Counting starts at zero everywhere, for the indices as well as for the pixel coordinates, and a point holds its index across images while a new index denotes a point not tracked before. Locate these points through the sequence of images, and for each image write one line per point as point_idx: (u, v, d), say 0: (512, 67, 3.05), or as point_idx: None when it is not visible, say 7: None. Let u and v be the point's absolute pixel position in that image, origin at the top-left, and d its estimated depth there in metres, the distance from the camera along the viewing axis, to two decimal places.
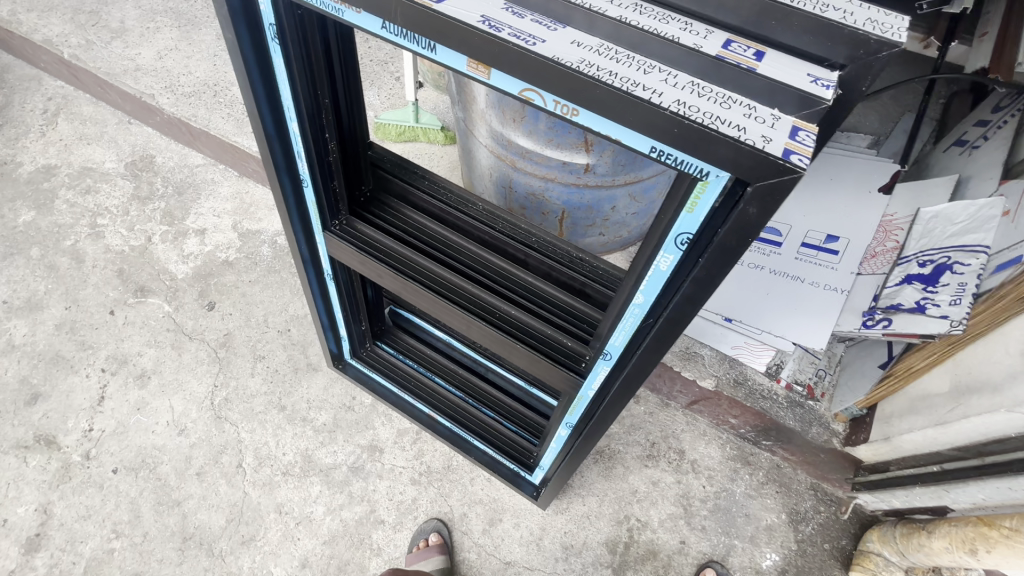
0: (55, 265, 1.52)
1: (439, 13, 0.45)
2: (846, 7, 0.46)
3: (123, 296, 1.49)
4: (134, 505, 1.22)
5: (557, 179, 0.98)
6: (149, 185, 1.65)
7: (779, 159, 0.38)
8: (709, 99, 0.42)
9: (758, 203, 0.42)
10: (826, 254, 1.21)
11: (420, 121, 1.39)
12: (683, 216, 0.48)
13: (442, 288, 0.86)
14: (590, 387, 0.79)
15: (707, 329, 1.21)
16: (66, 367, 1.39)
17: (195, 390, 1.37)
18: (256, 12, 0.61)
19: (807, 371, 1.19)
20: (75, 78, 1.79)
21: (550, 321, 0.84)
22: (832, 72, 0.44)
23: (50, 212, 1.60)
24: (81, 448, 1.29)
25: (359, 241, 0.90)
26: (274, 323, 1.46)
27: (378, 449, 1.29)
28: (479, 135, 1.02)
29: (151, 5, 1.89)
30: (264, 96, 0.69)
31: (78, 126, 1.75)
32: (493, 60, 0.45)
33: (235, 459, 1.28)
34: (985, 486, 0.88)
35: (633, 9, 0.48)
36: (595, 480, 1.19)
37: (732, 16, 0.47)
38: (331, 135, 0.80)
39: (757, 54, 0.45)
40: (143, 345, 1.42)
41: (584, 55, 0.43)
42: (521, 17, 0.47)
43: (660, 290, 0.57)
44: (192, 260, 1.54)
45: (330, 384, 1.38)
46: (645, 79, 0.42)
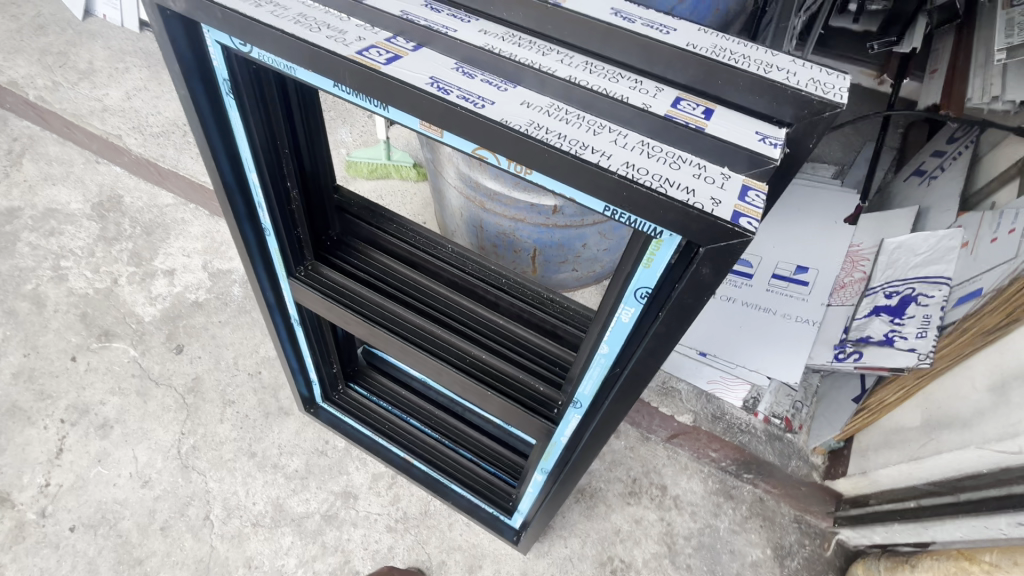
0: (15, 310, 1.47)
1: (387, 75, 0.45)
2: (789, 67, 0.47)
3: (86, 341, 1.44)
4: (92, 566, 1.16)
5: (527, 220, 0.98)
6: (116, 225, 1.62)
7: (729, 223, 0.38)
8: (659, 160, 0.42)
9: (712, 263, 0.41)
10: (797, 286, 1.23)
11: (392, 158, 1.39)
12: (641, 271, 0.47)
13: (410, 333, 0.84)
14: (563, 434, 0.77)
15: (682, 364, 1.20)
16: (23, 419, 1.32)
17: (161, 439, 1.31)
18: (210, 68, 0.60)
19: (784, 403, 1.19)
20: (41, 118, 1.76)
21: (522, 365, 0.82)
22: (779, 130, 0.45)
23: (12, 255, 1.55)
24: (36, 506, 1.22)
25: (325, 287, 0.88)
26: (244, 365, 1.42)
27: (353, 495, 1.25)
28: (447, 176, 1.02)
29: (122, 45, 1.90)
30: (221, 150, 0.68)
31: (44, 167, 1.71)
32: (443, 121, 0.45)
33: (202, 511, 1.22)
34: (960, 523, 0.87)
35: (583, 67, 0.48)
36: (577, 520, 1.16)
37: (681, 75, 0.47)
38: (293, 183, 0.79)
39: (705, 112, 0.45)
40: (106, 393, 1.37)
41: (533, 117, 0.43)
42: (471, 77, 0.47)
43: (624, 341, 0.56)
44: (160, 302, 1.50)
45: (302, 428, 1.33)
46: (594, 140, 0.42)
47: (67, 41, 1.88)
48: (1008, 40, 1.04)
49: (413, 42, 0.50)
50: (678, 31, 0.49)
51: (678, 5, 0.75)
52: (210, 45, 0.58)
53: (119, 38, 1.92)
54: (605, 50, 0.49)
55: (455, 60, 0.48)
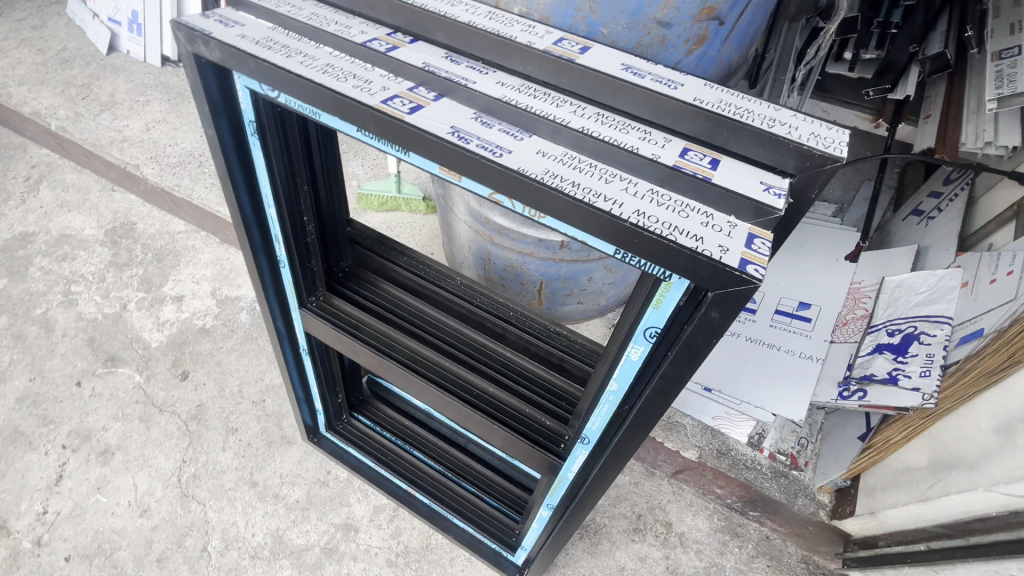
0: (23, 334, 1.48)
1: (409, 124, 0.48)
2: (791, 122, 0.50)
3: (92, 366, 1.44)
4: None
5: (534, 254, 1.00)
6: (128, 251, 1.65)
7: (737, 270, 0.40)
8: (668, 209, 0.44)
9: (721, 306, 0.43)
10: (799, 322, 1.24)
11: (402, 191, 1.42)
12: (650, 311, 0.49)
13: (419, 365, 0.85)
14: (570, 469, 0.77)
15: (688, 400, 1.21)
16: (24, 444, 1.32)
17: (162, 466, 1.30)
18: (237, 110, 0.63)
19: (789, 440, 1.20)
20: (61, 147, 1.82)
21: (529, 398, 0.83)
22: (783, 180, 0.47)
23: (23, 279, 1.57)
24: (33, 534, 1.21)
25: (336, 318, 0.89)
26: (248, 393, 1.42)
27: (353, 528, 1.23)
28: (457, 211, 1.04)
29: (144, 79, 1.97)
30: (242, 185, 0.71)
31: (61, 193, 1.75)
32: (462, 167, 0.47)
33: (200, 542, 1.21)
34: (972, 567, 0.85)
35: (595, 118, 0.50)
36: (580, 558, 1.13)
37: (689, 127, 0.50)
38: (309, 219, 0.81)
39: (712, 162, 0.48)
40: (109, 419, 1.37)
41: (548, 166, 0.46)
42: (489, 127, 0.49)
43: (633, 378, 0.57)
44: (168, 327, 1.52)
45: (304, 458, 1.32)
46: (606, 189, 0.45)
47: (91, 75, 1.96)
48: (998, 91, 1.09)
49: (434, 92, 0.53)
50: (685, 86, 0.52)
51: (684, 59, 0.79)
52: (239, 89, 0.61)
53: (141, 72, 1.99)
54: (616, 102, 0.52)
55: (474, 109, 0.51)
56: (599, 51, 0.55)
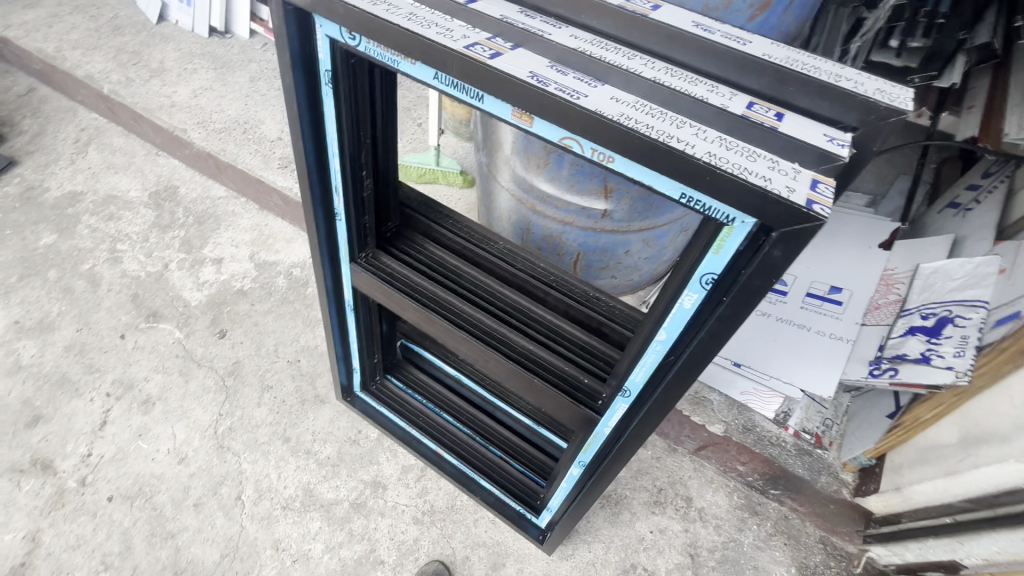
0: (71, 288, 1.55)
1: (492, 68, 0.51)
2: (855, 79, 0.52)
3: (135, 320, 1.50)
4: (126, 536, 1.20)
5: (575, 223, 1.00)
6: (170, 214, 1.70)
7: (803, 207, 0.43)
8: (737, 152, 0.46)
9: (784, 246, 0.46)
10: (829, 305, 1.21)
11: (441, 164, 1.45)
12: (709, 257, 0.52)
13: (462, 321, 0.89)
14: (606, 425, 0.79)
15: (716, 374, 1.22)
16: (71, 390, 1.39)
17: (200, 418, 1.36)
18: (314, 60, 0.67)
19: (814, 419, 1.20)
20: (109, 111, 1.88)
21: (567, 358, 0.86)
22: (845, 134, 0.49)
23: (72, 236, 1.64)
24: (78, 474, 1.27)
25: (384, 274, 0.93)
26: (284, 352, 1.47)
27: (382, 486, 1.27)
28: (501, 179, 1.05)
29: (191, 48, 2.03)
30: (309, 134, 0.75)
31: (108, 156, 1.81)
32: (539, 110, 0.51)
33: (235, 490, 1.26)
34: (999, 538, 0.88)
35: (665, 71, 0.53)
36: (601, 526, 1.20)
37: (756, 81, 0.52)
38: (367, 173, 0.84)
39: (777, 115, 0.50)
40: (151, 371, 1.43)
41: (623, 110, 0.48)
42: (565, 74, 0.52)
43: (683, 328, 0.59)
44: (207, 288, 1.57)
45: (337, 417, 1.37)
46: (678, 132, 0.47)
47: (141, 42, 2.02)
48: None
49: (510, 42, 0.55)
50: (753, 43, 0.54)
51: (747, 25, 0.82)
52: (319, 39, 0.64)
53: (187, 42, 2.05)
54: (686, 56, 0.54)
55: (549, 58, 0.54)
56: (670, 10, 0.58)
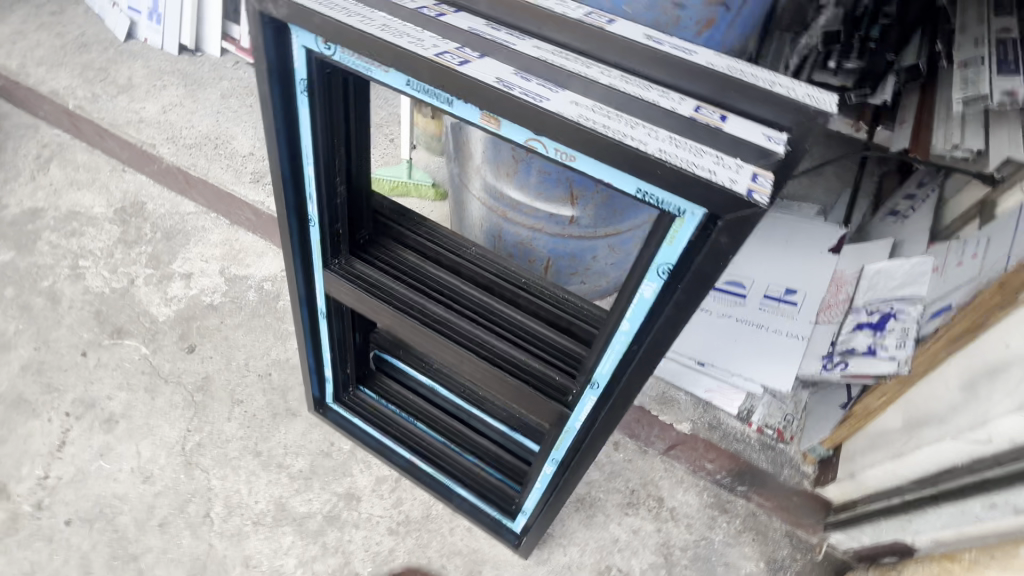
0: (30, 305, 1.50)
1: (461, 75, 0.55)
2: (789, 85, 0.58)
3: (98, 337, 1.46)
4: (86, 561, 1.15)
5: (544, 229, 1.04)
6: (137, 229, 1.68)
7: (743, 196, 0.48)
8: (685, 149, 0.51)
9: (729, 231, 0.50)
10: (785, 305, 1.32)
11: (413, 177, 1.49)
12: (664, 248, 0.56)
13: (435, 324, 0.91)
14: (577, 418, 0.82)
15: (680, 372, 1.29)
16: (27, 411, 1.33)
17: (166, 435, 1.32)
18: (290, 70, 0.70)
19: (775, 416, 1.25)
20: (74, 127, 1.85)
21: (538, 356, 0.89)
22: (782, 132, 0.54)
23: (32, 253, 1.59)
24: (33, 498, 1.22)
25: (358, 280, 0.96)
26: (255, 366, 1.45)
27: (356, 497, 1.26)
28: (472, 188, 1.08)
29: (161, 65, 2.03)
30: (285, 142, 0.77)
31: (71, 172, 1.77)
32: (506, 113, 0.55)
33: (203, 508, 1.22)
34: (941, 513, 0.93)
35: (620, 78, 0.58)
36: (576, 529, 1.21)
37: (702, 88, 0.57)
38: (341, 181, 0.87)
39: (721, 117, 0.55)
40: (114, 388, 1.39)
41: (582, 112, 0.53)
42: (529, 80, 0.56)
43: (644, 318, 0.63)
44: (175, 303, 1.54)
45: (309, 430, 1.35)
46: (632, 132, 0.52)
47: (109, 60, 2.01)
48: (963, 92, 1.18)
49: (478, 51, 0.59)
50: (699, 53, 0.60)
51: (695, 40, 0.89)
52: (296, 50, 0.67)
53: (156, 59, 2.05)
54: (639, 64, 0.59)
55: (514, 66, 0.58)
56: (623, 23, 0.63)
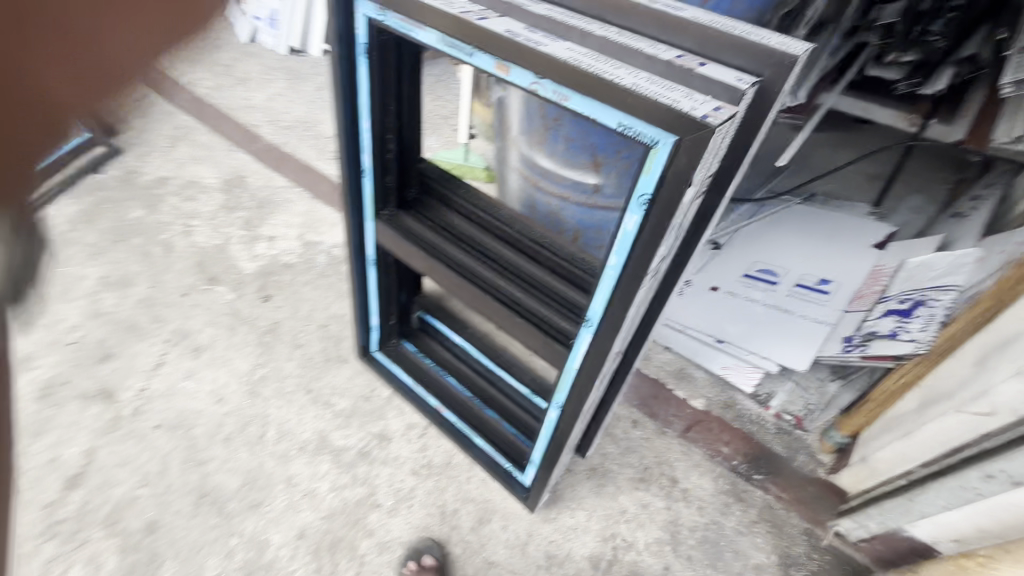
0: (149, 253, 1.80)
1: (478, 27, 0.67)
2: (768, 36, 0.62)
3: (197, 282, 1.73)
4: (165, 460, 1.36)
5: (571, 198, 1.11)
6: (237, 198, 1.96)
7: (699, 118, 0.54)
8: (658, 85, 0.58)
9: (685, 150, 0.57)
10: (816, 294, 1.30)
11: (468, 160, 1.63)
12: (641, 179, 0.63)
13: (463, 271, 1.04)
14: (575, 359, 0.89)
15: (699, 349, 1.39)
16: (137, 335, 1.61)
17: (239, 366, 1.54)
18: (354, 35, 0.86)
19: (796, 403, 1.34)
20: (200, 114, 2.22)
21: (550, 305, 0.98)
22: (753, 77, 0.59)
23: (156, 212, 1.92)
24: (132, 404, 1.46)
25: (403, 230, 1.10)
26: (317, 318, 1.65)
27: (387, 438, 1.39)
28: (511, 160, 1.20)
29: (271, 65, 2.37)
30: (348, 97, 0.93)
31: (194, 150, 2.11)
32: (512, 58, 0.66)
33: (260, 430, 1.41)
34: (943, 491, 0.93)
35: (614, 33, 0.66)
36: (585, 495, 1.25)
37: (687, 41, 0.63)
38: (392, 138, 1.02)
39: (700, 63, 0.61)
40: (203, 324, 1.63)
41: (573, 56, 0.62)
42: (534, 33, 0.66)
43: (629, 251, 0.70)
44: (259, 260, 1.79)
45: (355, 375, 1.51)
46: (613, 71, 0.60)
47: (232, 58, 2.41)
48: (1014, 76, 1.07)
49: (497, 13, 0.70)
50: (688, 10, 0.66)
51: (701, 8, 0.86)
52: (359, 17, 0.83)
53: (269, 60, 2.40)
54: (632, 21, 0.67)
55: (525, 24, 0.68)
56: None
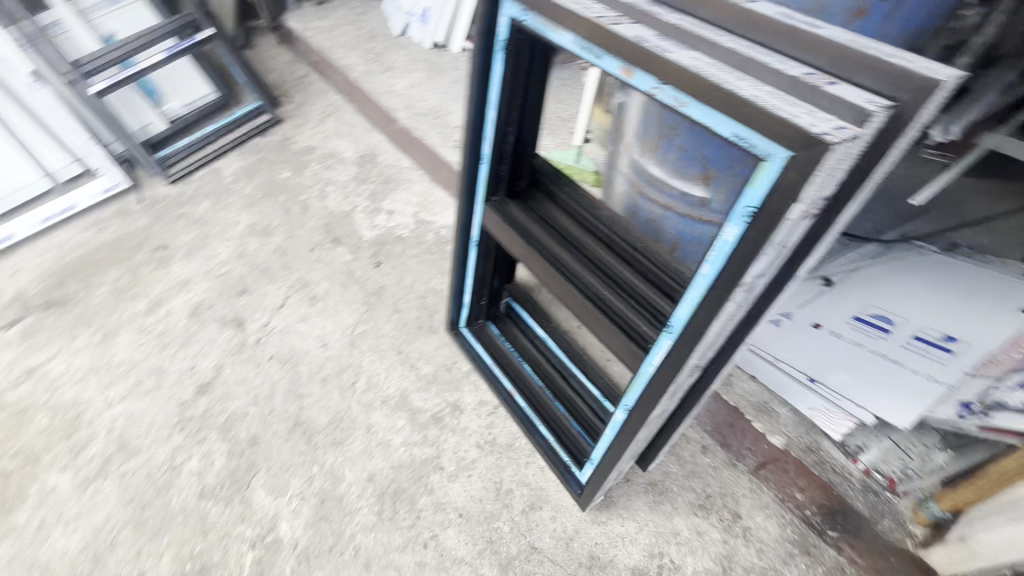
0: (290, 210, 2.08)
1: (610, 31, 0.71)
2: (915, 59, 0.58)
3: (323, 241, 1.96)
4: (272, 386, 1.57)
5: (675, 209, 1.12)
6: (368, 172, 2.19)
7: (816, 134, 0.53)
8: (779, 100, 0.58)
9: (797, 164, 0.56)
10: (938, 351, 1.07)
11: (578, 163, 1.67)
12: (748, 192, 0.64)
13: (556, 262, 1.09)
14: (651, 363, 0.90)
15: (791, 387, 1.38)
16: (269, 277, 1.86)
17: (345, 319, 1.72)
18: (495, 32, 0.94)
19: (892, 463, 1.27)
20: (350, 94, 2.50)
21: (636, 308, 1.00)
22: (887, 100, 0.56)
23: (301, 175, 2.20)
24: (256, 334, 1.70)
25: (507, 217, 1.18)
26: (417, 289, 1.79)
27: (459, 409, 1.48)
28: (620, 164, 1.22)
29: (416, 56, 2.60)
30: (480, 88, 1.02)
31: (339, 126, 2.37)
32: (637, 63, 0.69)
33: (352, 378, 1.57)
34: None
35: (744, 46, 0.66)
36: (640, 507, 1.26)
37: (819, 59, 0.62)
38: (512, 130, 1.09)
39: (829, 82, 0.59)
40: (322, 277, 1.85)
41: (697, 64, 0.64)
42: (663, 40, 0.69)
43: (724, 262, 0.70)
44: (377, 230, 1.98)
45: (441, 346, 1.63)
46: (736, 82, 0.61)
47: (385, 48, 2.67)
48: None
49: (632, 20, 0.74)
50: (828, 28, 0.64)
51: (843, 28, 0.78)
52: (503, 17, 0.90)
53: (414, 52, 2.63)
54: (764, 36, 0.67)
55: (656, 32, 0.71)
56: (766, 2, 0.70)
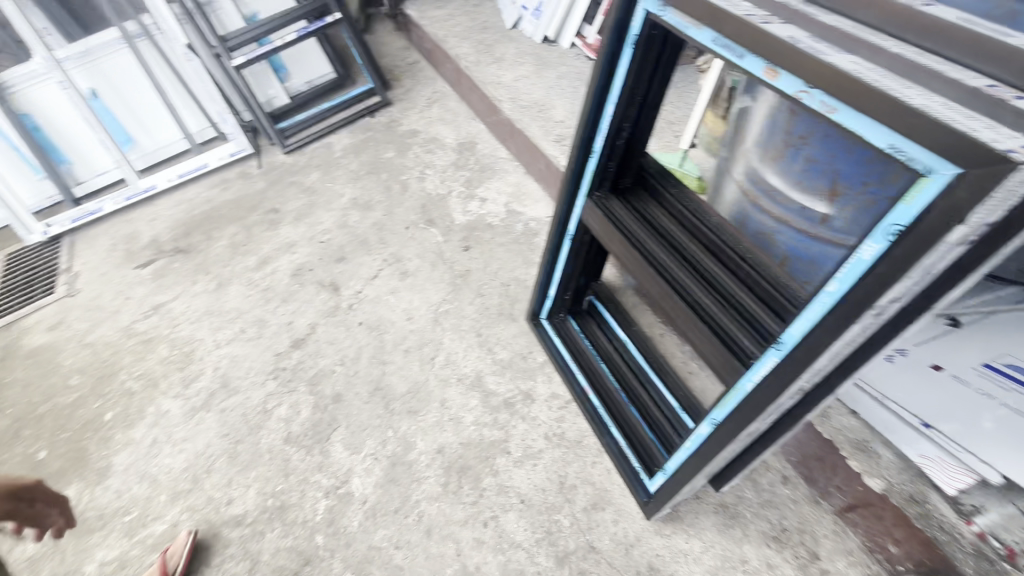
0: (390, 188, 2.19)
1: (760, 29, 0.69)
2: None
3: (418, 221, 2.05)
4: (359, 350, 1.67)
5: (791, 223, 1.05)
6: (466, 159, 2.26)
7: (999, 150, 0.48)
8: (954, 111, 0.53)
9: (966, 183, 0.52)
10: None
11: (682, 167, 1.62)
12: (898, 208, 0.59)
13: (656, 264, 1.07)
14: (750, 378, 0.86)
15: (899, 429, 1.26)
16: (365, 248, 1.98)
17: (430, 296, 1.79)
18: (627, 27, 0.93)
19: (1015, 532, 1.12)
20: (456, 83, 2.58)
21: (737, 320, 0.96)
22: None
23: (404, 156, 2.31)
24: (349, 300, 1.81)
25: (609, 213, 1.17)
26: (501, 276, 1.83)
27: (531, 398, 1.50)
28: (734, 172, 1.18)
29: (525, 50, 2.63)
30: (602, 82, 1.02)
31: (440, 112, 2.49)
32: (786, 64, 0.66)
33: (432, 353, 1.64)
34: None
35: (914, 53, 0.61)
36: (708, 527, 1.22)
37: (1006, 71, 0.56)
38: (628, 126, 1.08)
39: (1017, 97, 0.53)
40: (413, 254, 1.94)
41: (857, 68, 0.60)
42: (818, 42, 0.66)
43: (856, 280, 0.66)
44: (469, 216, 2.04)
45: (519, 335, 1.65)
46: (902, 90, 0.57)
47: (495, 39, 2.73)
48: None
49: (783, 20, 0.71)
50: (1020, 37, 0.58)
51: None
52: (639, 11, 0.90)
53: (523, 45, 2.67)
54: (939, 44, 0.61)
55: (811, 33, 0.68)
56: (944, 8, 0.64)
